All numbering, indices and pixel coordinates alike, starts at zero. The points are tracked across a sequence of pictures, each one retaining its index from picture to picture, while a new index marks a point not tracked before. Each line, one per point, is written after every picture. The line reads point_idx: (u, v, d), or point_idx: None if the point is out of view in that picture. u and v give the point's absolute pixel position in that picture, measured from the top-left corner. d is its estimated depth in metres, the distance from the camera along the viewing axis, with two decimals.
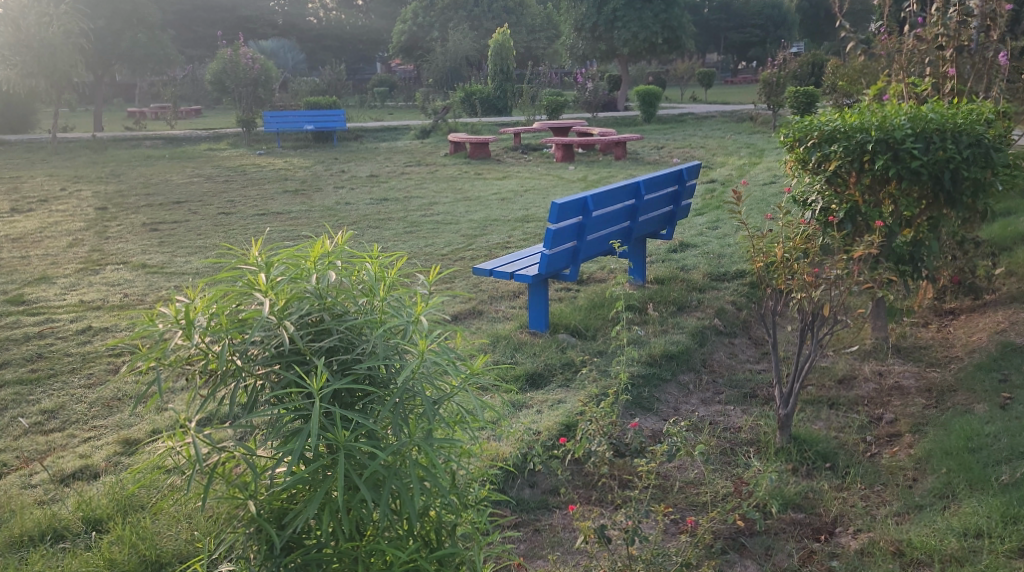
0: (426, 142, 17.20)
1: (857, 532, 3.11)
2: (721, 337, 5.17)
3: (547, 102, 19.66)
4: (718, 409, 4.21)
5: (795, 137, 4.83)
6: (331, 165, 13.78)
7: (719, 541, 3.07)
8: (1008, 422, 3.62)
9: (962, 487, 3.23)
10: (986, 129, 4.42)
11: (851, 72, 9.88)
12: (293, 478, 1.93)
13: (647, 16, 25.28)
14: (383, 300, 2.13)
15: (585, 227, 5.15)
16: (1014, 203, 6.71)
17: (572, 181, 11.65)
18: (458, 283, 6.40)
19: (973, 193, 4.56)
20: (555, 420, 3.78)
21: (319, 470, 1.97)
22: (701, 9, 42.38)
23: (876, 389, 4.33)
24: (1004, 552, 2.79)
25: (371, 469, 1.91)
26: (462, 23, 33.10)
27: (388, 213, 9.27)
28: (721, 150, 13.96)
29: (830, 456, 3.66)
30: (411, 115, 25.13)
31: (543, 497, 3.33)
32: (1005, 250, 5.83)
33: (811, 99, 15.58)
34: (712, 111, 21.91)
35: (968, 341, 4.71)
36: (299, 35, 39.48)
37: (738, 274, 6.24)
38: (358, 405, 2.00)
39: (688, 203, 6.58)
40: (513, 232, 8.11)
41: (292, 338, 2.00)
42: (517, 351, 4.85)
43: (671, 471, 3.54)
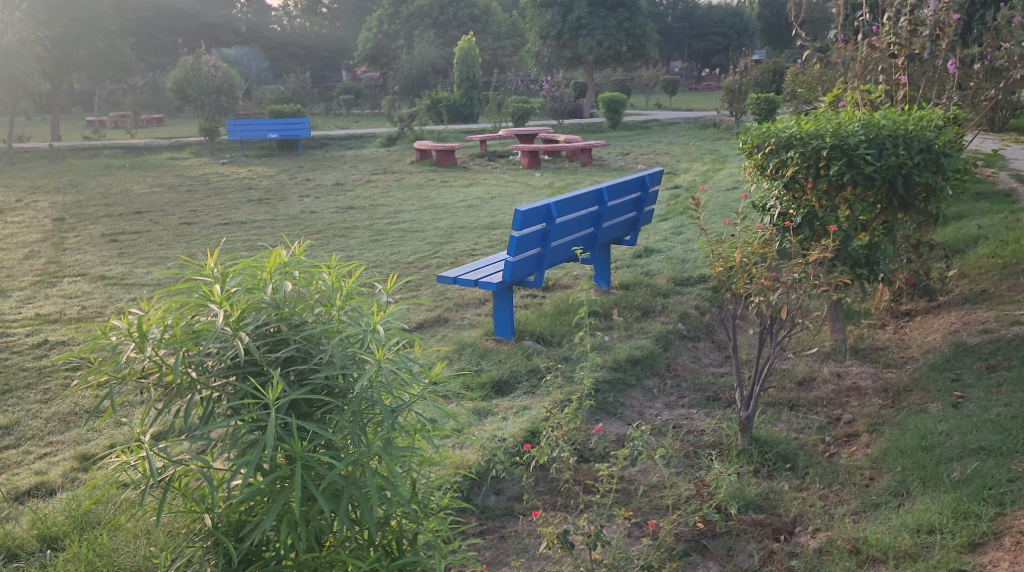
0: (392, 149, 17.19)
1: (815, 531, 3.17)
2: (685, 341, 5.24)
3: (513, 109, 19.79)
4: (682, 413, 4.26)
5: (754, 143, 4.94)
6: (296, 174, 13.71)
7: (681, 543, 3.12)
8: (961, 420, 3.70)
9: (915, 485, 3.31)
10: (936, 135, 4.53)
11: (809, 80, 10.11)
12: (250, 489, 1.91)
13: (611, 24, 25.55)
14: (340, 310, 2.13)
15: (549, 233, 5.19)
16: (965, 206, 6.89)
17: (538, 187, 11.73)
18: (424, 291, 6.40)
19: (925, 197, 4.66)
20: (520, 427, 3.78)
21: (275, 481, 1.96)
22: (665, 17, 42.96)
23: (835, 390, 4.41)
24: (955, 547, 2.84)
25: (328, 479, 1.91)
26: (427, 30, 33.15)
27: (354, 221, 9.25)
28: (685, 156, 14.15)
29: (791, 457, 3.73)
30: (375, 122, 25.02)
31: (508, 503, 3.34)
32: (959, 252, 5.98)
33: (772, 105, 15.80)
34: (676, 118, 22.20)
35: (923, 341, 4.81)
36: (262, 42, 38.69)
37: (701, 279, 6.33)
38: (316, 415, 2.01)
39: (652, 208, 6.64)
40: (479, 239, 8.14)
41: (248, 348, 2.00)
42: (482, 358, 4.88)
43: (635, 475, 3.58)
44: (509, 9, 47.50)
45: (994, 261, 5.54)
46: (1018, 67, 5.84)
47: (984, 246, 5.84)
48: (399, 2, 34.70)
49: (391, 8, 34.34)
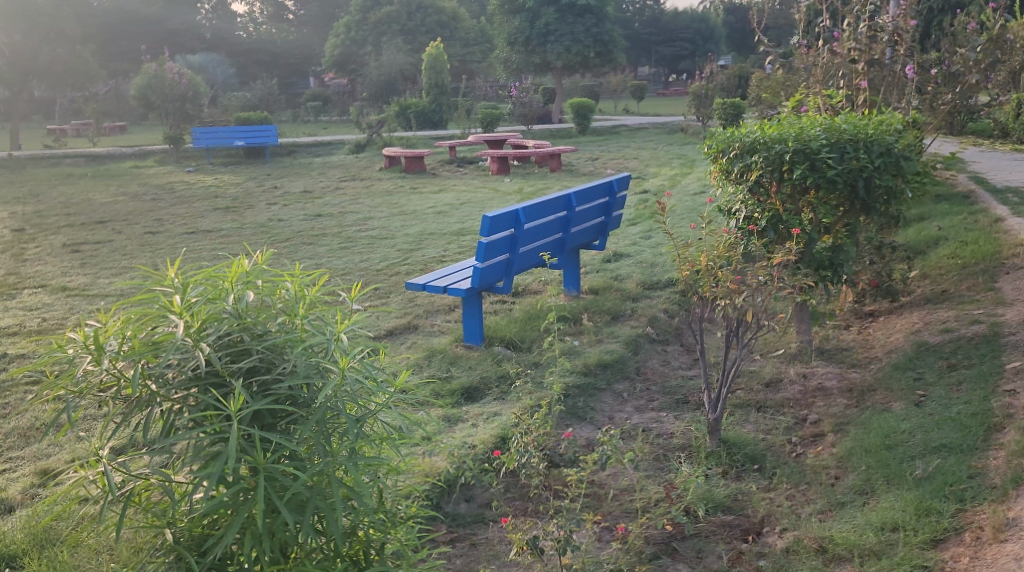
0: (360, 156, 17.10)
1: (783, 531, 3.19)
2: (654, 345, 5.27)
3: (481, 115, 19.81)
4: (652, 416, 4.28)
5: (718, 148, 5.00)
6: (263, 181, 13.58)
7: (651, 547, 3.14)
8: (923, 418, 3.76)
9: (880, 482, 3.36)
10: (895, 139, 4.61)
11: (774, 85, 10.26)
12: (212, 503, 1.89)
13: (578, 30, 25.68)
14: (303, 319, 2.11)
15: (517, 239, 5.20)
16: (925, 208, 7.02)
17: (508, 193, 11.74)
18: (393, 298, 6.38)
19: (885, 199, 4.74)
20: (491, 433, 3.78)
21: (238, 493, 1.94)
22: (632, 24, 43.31)
23: (801, 391, 4.47)
24: (918, 544, 2.89)
25: (293, 490, 1.89)
26: (395, 37, 33.07)
27: (322, 228, 9.19)
28: (654, 161, 14.25)
29: (758, 458, 3.78)
30: (344, 129, 24.91)
31: (479, 511, 3.33)
32: (920, 253, 6.09)
33: (738, 110, 15.96)
34: (644, 123, 22.36)
35: (887, 341, 4.89)
36: (228, 49, 38.31)
37: (670, 283, 6.38)
38: (280, 426, 1.99)
39: (619, 213, 6.68)
40: (449, 246, 8.12)
41: (209, 359, 1.98)
42: (452, 364, 4.87)
43: (606, 479, 3.60)
44: (477, 15, 47.57)
45: (954, 261, 5.64)
46: (973, 73, 6.00)
47: (944, 247, 5.96)
48: (365, 9, 34.58)
49: (358, 15, 34.21)
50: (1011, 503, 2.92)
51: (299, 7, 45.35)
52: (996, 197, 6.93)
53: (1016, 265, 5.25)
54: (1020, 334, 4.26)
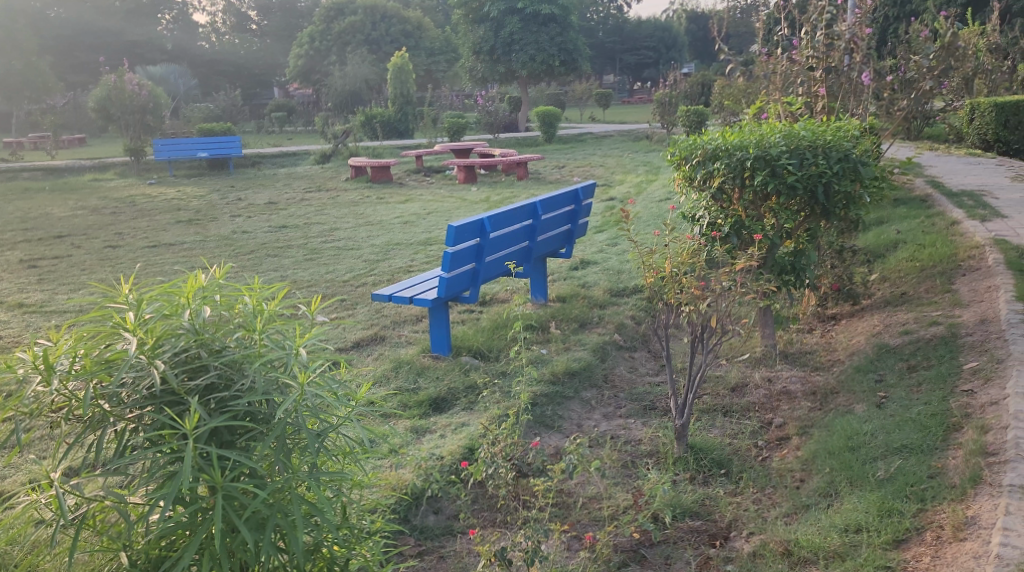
0: (325, 166, 17.00)
1: (750, 534, 3.22)
2: (621, 352, 5.30)
3: (448, 124, 19.82)
4: (619, 423, 4.30)
5: (682, 155, 5.05)
6: (227, 193, 13.43)
7: (620, 555, 3.14)
8: (885, 419, 3.81)
9: (843, 484, 3.40)
10: (853, 145, 4.67)
11: (735, 92, 10.38)
12: (169, 523, 1.86)
13: (543, 39, 25.81)
14: (262, 334, 2.08)
15: (483, 248, 5.19)
16: (884, 212, 7.14)
17: (474, 202, 11.74)
18: (360, 310, 6.35)
19: (845, 204, 4.80)
20: (458, 444, 3.76)
21: (196, 512, 1.91)
22: (596, 32, 43.67)
23: (766, 395, 4.51)
24: (881, 544, 2.92)
25: (252, 508, 1.87)
26: (359, 46, 32.96)
27: (287, 240, 9.11)
28: (619, 168, 14.35)
29: (725, 463, 3.81)
30: (309, 140, 24.77)
31: (447, 523, 3.31)
32: (880, 257, 6.18)
33: (702, 117, 16.13)
34: (609, 131, 22.49)
35: (849, 344, 4.95)
36: (189, 60, 37.72)
37: (636, 289, 6.41)
38: (240, 443, 1.96)
39: (585, 221, 6.71)
40: (416, 255, 8.10)
41: (165, 377, 1.95)
42: (419, 375, 4.85)
43: (574, 487, 3.60)
44: (442, 24, 47.64)
45: (913, 264, 5.74)
46: (927, 79, 6.14)
47: (903, 250, 6.05)
48: (329, 19, 34.41)
49: (322, 25, 34.02)
50: (969, 502, 2.97)
51: (261, 16, 44.98)
52: (953, 200, 7.07)
53: (972, 267, 5.36)
54: (976, 334, 4.34)
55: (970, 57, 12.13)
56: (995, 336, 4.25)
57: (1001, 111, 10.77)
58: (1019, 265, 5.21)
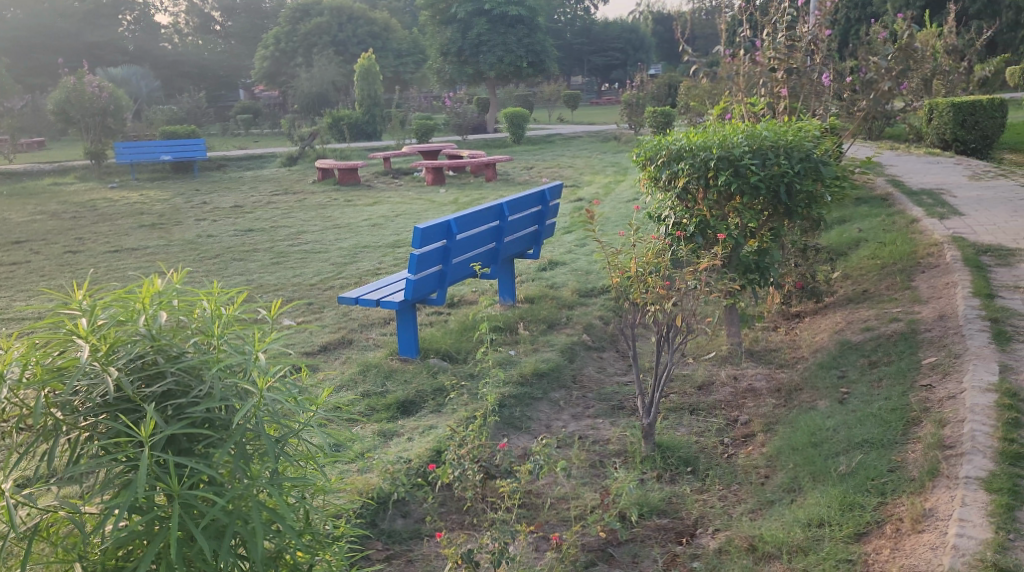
0: (292, 169, 16.86)
1: (715, 531, 3.25)
2: (590, 352, 5.32)
3: (416, 126, 19.77)
4: (588, 423, 4.31)
5: (646, 156, 5.08)
6: (191, 197, 13.27)
7: (588, 554, 3.14)
8: (847, 415, 3.87)
9: (806, 479, 3.44)
10: (814, 145, 4.74)
11: (701, 94, 10.48)
12: (124, 533, 1.83)
13: (510, 41, 25.87)
14: (220, 339, 2.06)
15: (450, 250, 5.18)
16: (846, 211, 7.25)
17: (443, 204, 11.71)
18: (327, 313, 6.31)
19: (807, 204, 4.87)
20: (426, 446, 3.74)
21: (153, 522, 1.89)
22: (564, 34, 43.86)
23: (732, 393, 4.55)
24: (843, 538, 2.96)
25: (210, 515, 1.85)
26: (326, 48, 32.70)
27: (253, 244, 9.03)
28: (588, 169, 14.40)
29: (691, 460, 3.83)
30: (275, 142, 24.56)
31: (415, 526, 3.30)
32: (842, 254, 6.27)
33: (669, 118, 16.25)
34: (577, 132, 22.56)
35: (812, 341, 5.02)
36: (152, 61, 37.20)
37: (604, 290, 6.45)
38: (198, 450, 1.94)
39: (553, 222, 6.73)
40: (384, 258, 8.07)
41: (120, 384, 1.92)
42: (387, 378, 4.82)
43: (542, 488, 3.60)
44: (409, 26, 47.53)
45: (874, 262, 5.83)
46: (886, 81, 6.26)
47: (865, 248, 6.14)
48: (295, 20, 34.15)
49: (287, 26, 33.75)
50: (927, 494, 3.03)
51: (226, 18, 44.55)
52: (912, 199, 7.20)
53: (931, 265, 5.47)
54: (935, 330, 4.43)
55: (927, 59, 12.37)
56: (952, 332, 4.33)
57: (958, 111, 10.99)
58: (976, 261, 5.32)
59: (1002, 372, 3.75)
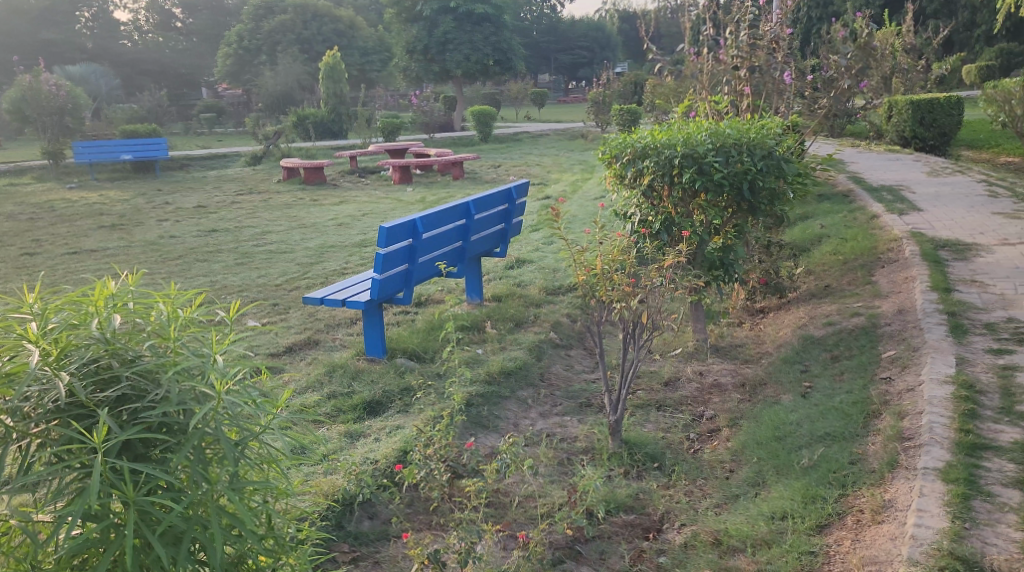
0: (257, 168, 16.67)
1: (681, 526, 3.26)
2: (557, 350, 5.33)
3: (383, 124, 19.69)
4: (556, 421, 4.31)
5: (612, 153, 5.08)
6: (153, 197, 13.05)
7: (555, 551, 3.13)
8: (810, 409, 3.92)
9: (770, 473, 3.48)
10: (776, 143, 4.79)
11: (666, 91, 10.54)
12: (77, 542, 1.79)
13: (477, 39, 25.86)
14: (177, 342, 2.03)
15: (416, 249, 5.15)
16: (809, 207, 7.34)
17: (411, 203, 11.66)
18: (293, 313, 6.24)
19: (769, 200, 4.92)
20: (393, 446, 3.72)
21: (107, 529, 1.85)
22: (531, 32, 43.95)
23: (698, 388, 4.58)
24: (805, 530, 2.99)
25: (166, 522, 1.82)
26: (290, 45, 32.33)
27: (217, 244, 8.91)
28: (555, 167, 14.42)
29: (658, 456, 3.84)
30: (239, 141, 24.30)
31: (382, 527, 3.28)
32: (805, 250, 6.35)
33: (635, 116, 16.34)
34: (544, 130, 22.60)
35: (776, 336, 5.07)
36: (111, 59, 36.75)
37: (571, 287, 6.46)
38: (154, 454, 1.91)
39: (519, 220, 6.72)
40: (351, 257, 8.01)
41: (73, 389, 1.88)
42: (354, 379, 4.78)
43: (510, 486, 3.59)
44: (375, 24, 47.26)
45: (836, 258, 5.91)
46: (845, 79, 6.36)
47: (827, 244, 6.22)
48: (258, 17, 33.76)
49: (250, 24, 33.34)
50: (887, 485, 3.07)
51: (187, 15, 43.91)
52: (873, 195, 7.31)
53: (890, 260, 5.57)
54: (895, 324, 4.50)
55: (887, 58, 12.57)
56: (912, 325, 4.40)
57: (917, 108, 11.17)
58: (934, 256, 5.43)
59: (958, 365, 3.82)
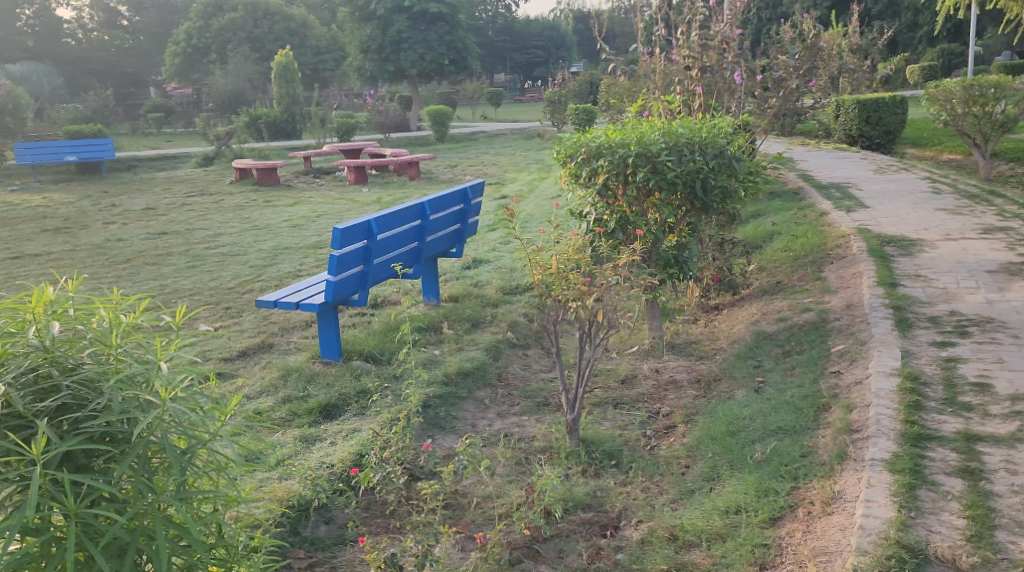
0: (207, 169, 16.39)
1: (639, 522, 3.28)
2: (514, 349, 5.33)
3: (337, 125, 19.52)
4: (513, 421, 4.31)
5: (567, 153, 5.07)
6: (100, 199, 12.76)
7: (513, 551, 3.12)
8: (763, 403, 3.97)
9: (725, 468, 3.51)
10: (727, 142, 4.85)
11: (620, 91, 10.61)
12: (15, 557, 1.74)
13: (431, 38, 25.77)
14: (119, 350, 1.98)
15: (371, 251, 5.10)
16: (760, 205, 7.45)
17: (366, 203, 11.57)
18: (246, 317, 6.15)
19: (721, 199, 4.98)
20: (349, 450, 3.67)
21: (48, 543, 1.80)
22: (486, 31, 43.97)
23: (654, 385, 4.61)
24: (759, 523, 3.03)
25: (109, 534, 1.78)
26: (241, 44, 31.68)
27: (167, 247, 8.74)
28: (511, 167, 14.45)
29: (615, 454, 3.86)
30: (189, 142, 23.88)
31: (338, 532, 3.24)
32: (757, 247, 6.44)
33: (590, 115, 16.44)
34: (499, 129, 22.59)
35: (730, 333, 5.12)
36: (54, 57, 35.91)
37: (528, 287, 6.47)
38: (96, 465, 1.87)
39: (475, 220, 6.70)
40: (305, 259, 7.93)
41: (9, 400, 1.82)
42: (309, 383, 4.72)
43: (468, 487, 3.58)
44: (327, 23, 46.85)
45: (787, 254, 6.00)
46: (793, 79, 6.46)
47: (778, 241, 6.31)
48: (208, 15, 33.09)
49: (200, 22, 32.75)
50: (837, 477, 3.13)
51: None
52: (822, 193, 7.44)
53: (839, 256, 5.67)
54: (844, 318, 4.58)
55: (833, 58, 12.83)
56: (860, 320, 4.48)
57: (863, 107, 11.39)
58: (880, 252, 5.54)
59: (904, 358, 3.91)
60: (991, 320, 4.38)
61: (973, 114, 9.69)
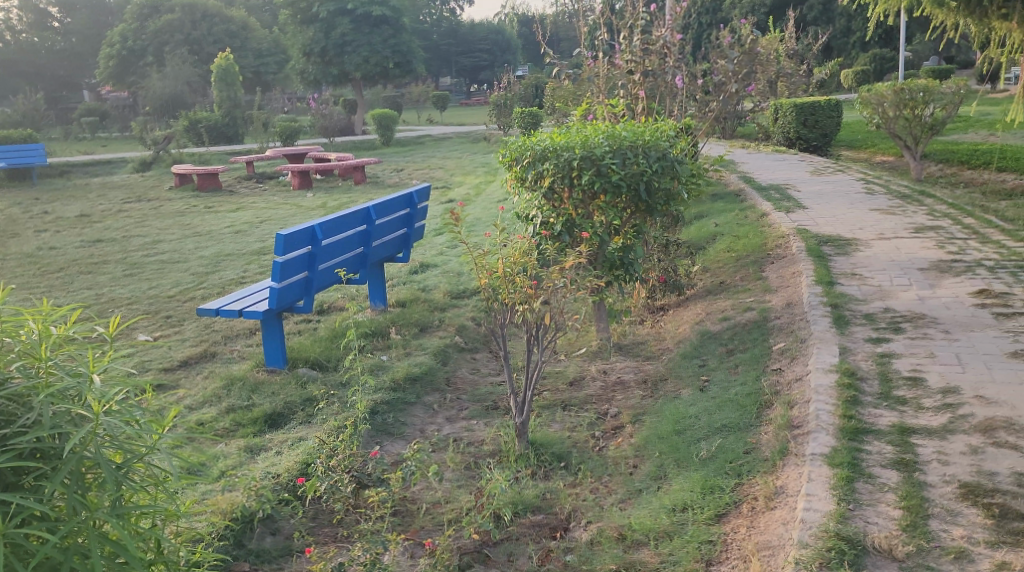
0: (146, 175, 16.03)
1: (588, 523, 3.29)
2: (462, 354, 5.32)
3: (280, 129, 19.27)
4: (463, 425, 4.30)
5: (512, 156, 5.08)
6: (32, 207, 12.38)
7: (462, 556, 3.11)
8: (708, 401, 4.03)
9: (672, 466, 3.55)
10: (669, 145, 4.92)
11: (565, 94, 10.66)
12: None
13: (375, 41, 25.58)
14: (49, 363, 1.92)
15: (315, 257, 5.04)
16: (704, 207, 7.57)
17: (310, 208, 11.45)
18: (188, 326, 6.02)
19: (665, 201, 5.05)
20: (295, 459, 3.62)
21: None
22: (431, 35, 43.85)
23: (602, 386, 4.64)
24: (705, 520, 3.07)
25: (40, 553, 1.73)
26: (179, 46, 31.11)
27: (104, 255, 8.52)
28: (457, 170, 14.43)
29: (564, 456, 3.87)
30: (126, 147, 23.33)
31: (285, 543, 3.19)
32: (700, 247, 6.54)
33: (536, 119, 16.50)
34: (444, 133, 22.52)
35: (676, 333, 5.19)
36: None
37: (476, 290, 6.47)
38: (27, 482, 1.81)
39: (421, 224, 6.68)
40: (249, 266, 7.80)
41: None
42: (253, 392, 4.64)
43: (417, 493, 3.56)
44: (268, 26, 46.22)
45: (730, 255, 6.10)
46: (733, 83, 6.58)
47: (721, 242, 6.42)
48: (143, 17, 32.38)
49: (136, 24, 32.01)
50: (779, 472, 3.19)
51: None
52: (763, 194, 7.59)
53: (780, 256, 5.79)
54: (784, 317, 4.67)
55: (772, 62, 13.09)
56: (799, 318, 4.58)
57: (800, 111, 11.66)
58: (819, 252, 5.66)
59: (842, 355, 4.00)
60: (924, 316, 4.51)
61: (904, 117, 9.97)
